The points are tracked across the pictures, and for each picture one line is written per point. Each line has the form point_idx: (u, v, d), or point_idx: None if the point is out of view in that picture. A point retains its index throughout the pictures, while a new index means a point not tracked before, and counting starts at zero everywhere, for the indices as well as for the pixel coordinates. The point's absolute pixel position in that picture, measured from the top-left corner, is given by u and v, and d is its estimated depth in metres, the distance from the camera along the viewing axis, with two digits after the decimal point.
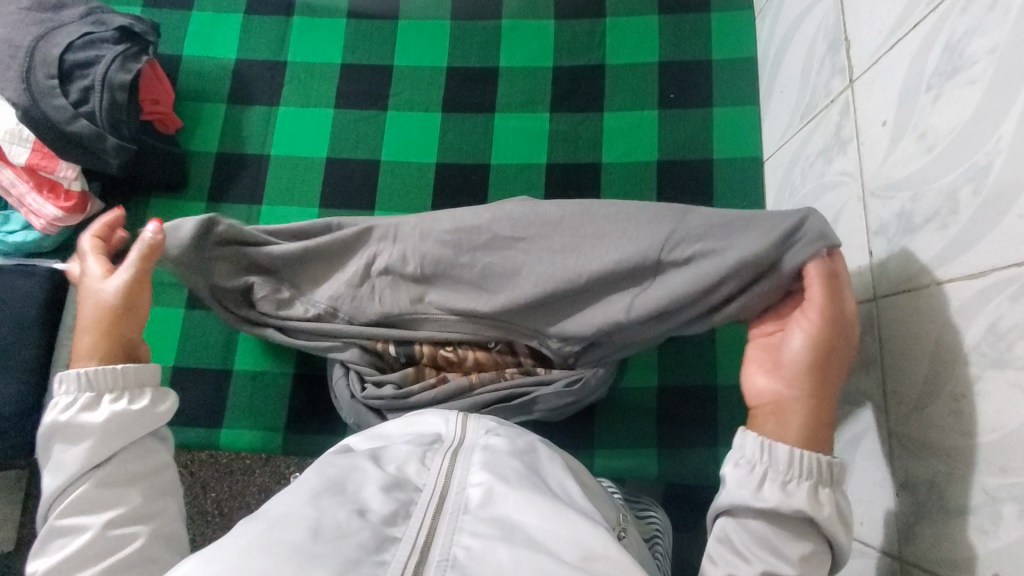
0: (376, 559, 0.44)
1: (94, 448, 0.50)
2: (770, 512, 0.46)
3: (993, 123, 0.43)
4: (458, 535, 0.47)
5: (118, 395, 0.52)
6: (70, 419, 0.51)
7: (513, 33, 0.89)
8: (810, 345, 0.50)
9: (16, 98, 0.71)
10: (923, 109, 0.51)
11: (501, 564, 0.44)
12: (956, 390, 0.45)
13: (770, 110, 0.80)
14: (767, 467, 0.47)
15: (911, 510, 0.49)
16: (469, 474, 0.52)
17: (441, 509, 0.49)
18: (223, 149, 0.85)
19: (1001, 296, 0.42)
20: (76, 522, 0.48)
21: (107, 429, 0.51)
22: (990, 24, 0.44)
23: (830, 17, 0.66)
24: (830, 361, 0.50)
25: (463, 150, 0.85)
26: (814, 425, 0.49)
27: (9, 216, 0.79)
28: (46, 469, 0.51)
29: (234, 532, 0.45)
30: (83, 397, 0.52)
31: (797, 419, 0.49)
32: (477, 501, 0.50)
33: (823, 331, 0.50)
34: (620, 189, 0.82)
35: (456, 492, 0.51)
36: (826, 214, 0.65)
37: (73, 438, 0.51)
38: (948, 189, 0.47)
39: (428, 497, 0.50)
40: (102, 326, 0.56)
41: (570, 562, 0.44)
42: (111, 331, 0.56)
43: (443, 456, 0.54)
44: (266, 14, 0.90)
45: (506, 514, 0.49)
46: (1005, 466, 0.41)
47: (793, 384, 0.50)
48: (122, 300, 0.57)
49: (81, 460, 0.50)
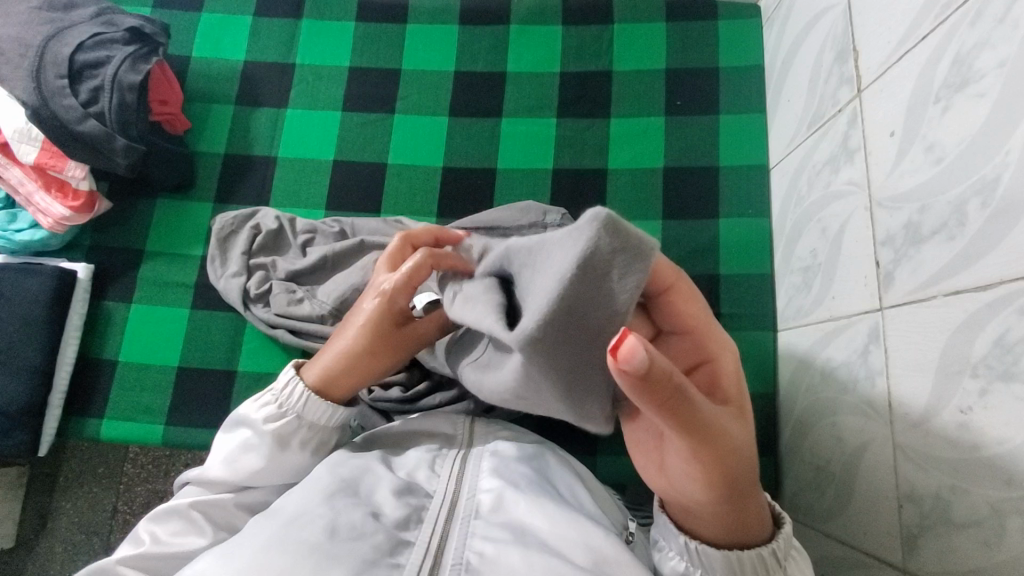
0: (391, 560, 0.45)
1: (257, 475, 0.56)
2: None
3: (1002, 137, 0.43)
4: (471, 539, 0.48)
5: (304, 434, 0.57)
6: (267, 431, 0.55)
7: (521, 39, 0.89)
8: (699, 474, 0.41)
9: (25, 98, 0.71)
10: (931, 120, 0.51)
11: (514, 568, 0.45)
12: (962, 403, 0.45)
13: (777, 118, 0.80)
14: (702, 570, 0.47)
15: (915, 523, 0.49)
16: (479, 479, 0.53)
17: (453, 514, 0.50)
18: (231, 150, 0.86)
19: (1007, 310, 0.42)
20: (199, 519, 0.54)
21: (274, 464, 0.56)
22: (1001, 37, 0.44)
23: (839, 26, 0.66)
24: (726, 466, 0.41)
25: (470, 155, 0.85)
26: (737, 521, 0.45)
27: (16, 215, 0.79)
28: (220, 456, 0.56)
29: (248, 534, 0.46)
30: (300, 426, 0.57)
31: (713, 525, 0.46)
32: (487, 506, 0.50)
33: (710, 445, 0.40)
34: (625, 194, 0.82)
35: (467, 498, 0.51)
36: (832, 223, 0.65)
37: (260, 453, 0.55)
38: (956, 201, 0.47)
39: (439, 502, 0.51)
40: (368, 355, 0.56)
41: (582, 565, 0.45)
42: (363, 372, 0.57)
43: (453, 461, 0.55)
44: (275, 16, 0.90)
45: (517, 518, 0.50)
46: (1010, 480, 0.41)
47: (694, 498, 0.44)
48: (386, 351, 0.57)
49: (238, 475, 0.55)
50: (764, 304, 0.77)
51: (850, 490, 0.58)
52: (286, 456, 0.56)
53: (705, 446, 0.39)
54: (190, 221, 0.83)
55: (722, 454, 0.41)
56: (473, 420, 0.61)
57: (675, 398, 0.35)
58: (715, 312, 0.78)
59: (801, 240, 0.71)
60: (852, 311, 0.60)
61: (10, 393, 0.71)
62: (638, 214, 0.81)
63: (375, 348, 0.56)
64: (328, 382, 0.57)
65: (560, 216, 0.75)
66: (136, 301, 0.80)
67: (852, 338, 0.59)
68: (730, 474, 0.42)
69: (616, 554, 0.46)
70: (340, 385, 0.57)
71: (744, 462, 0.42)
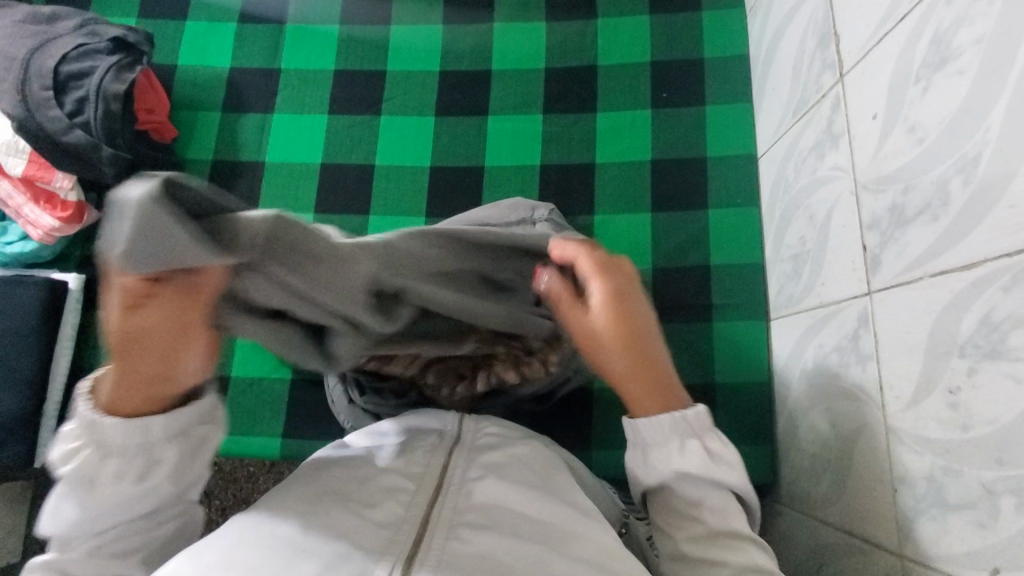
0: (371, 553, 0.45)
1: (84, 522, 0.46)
2: (690, 477, 0.50)
3: (982, 113, 0.43)
4: (454, 524, 0.47)
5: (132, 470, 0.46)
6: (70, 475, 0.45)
7: (505, 36, 0.89)
8: (608, 344, 0.52)
9: (10, 110, 0.72)
10: (912, 100, 0.50)
11: (495, 555, 0.45)
12: (952, 383, 0.45)
13: (763, 106, 0.80)
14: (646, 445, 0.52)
15: (909, 505, 0.49)
16: (468, 467, 0.52)
17: (438, 503, 0.48)
18: (219, 157, 0.86)
19: (992, 287, 0.42)
20: None
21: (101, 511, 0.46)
22: (977, 14, 0.44)
23: (820, 12, 0.66)
24: (641, 351, 0.53)
25: (457, 153, 0.85)
26: (659, 396, 0.52)
27: (7, 228, 0.79)
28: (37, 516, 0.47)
29: (228, 533, 0.46)
30: (107, 455, 0.45)
31: (644, 401, 0.53)
32: (477, 497, 0.49)
33: (611, 327, 0.52)
34: (614, 188, 0.82)
35: (456, 483, 0.50)
36: (821, 209, 0.64)
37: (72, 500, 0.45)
38: (939, 180, 0.47)
39: (424, 488, 0.50)
40: (137, 368, 0.40)
41: (567, 554, 0.46)
42: (154, 380, 0.41)
43: (442, 450, 0.55)
44: (259, 22, 0.91)
45: (503, 507, 0.49)
46: (1001, 459, 0.40)
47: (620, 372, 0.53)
48: (150, 356, 0.39)
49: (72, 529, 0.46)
50: (756, 292, 0.77)
51: (845, 473, 0.58)
52: (147, 489, 0.46)
53: (597, 325, 0.52)
54: None
55: (630, 342, 0.52)
56: (463, 416, 0.60)
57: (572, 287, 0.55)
58: (706, 303, 0.78)
59: (791, 227, 0.71)
60: (843, 296, 0.59)
61: (4, 405, 0.71)
62: (628, 208, 0.81)
63: (128, 351, 0.38)
64: (123, 398, 0.43)
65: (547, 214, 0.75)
66: None
67: (843, 322, 0.59)
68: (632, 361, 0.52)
69: (610, 549, 0.48)
70: (138, 395, 0.43)
71: (648, 349, 0.53)
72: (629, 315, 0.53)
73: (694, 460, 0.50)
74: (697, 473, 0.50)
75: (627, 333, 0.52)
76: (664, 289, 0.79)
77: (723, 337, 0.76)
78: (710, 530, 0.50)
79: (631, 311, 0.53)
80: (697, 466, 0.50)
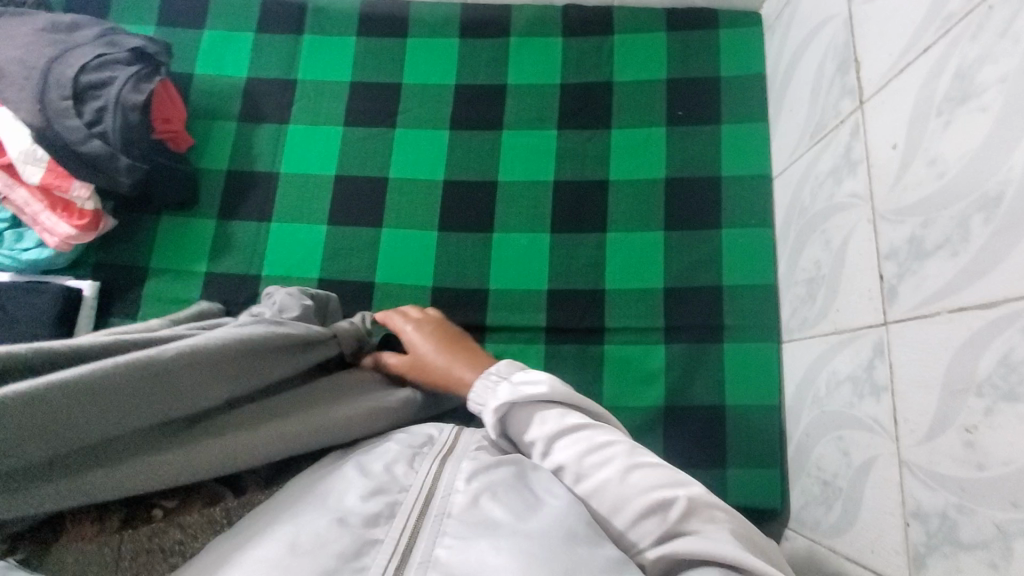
0: (356, 564, 0.42)
1: None
2: (523, 401, 0.55)
3: (1005, 152, 0.43)
4: (443, 537, 0.44)
5: None
6: None
7: (522, 51, 0.89)
8: (435, 349, 0.67)
9: (31, 120, 0.72)
10: (934, 133, 0.50)
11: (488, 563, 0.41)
12: (968, 421, 0.45)
13: (780, 128, 0.79)
14: (484, 406, 0.57)
15: (921, 541, 0.49)
16: (457, 480, 0.49)
17: (426, 510, 0.46)
18: (234, 167, 0.86)
19: (1013, 327, 0.41)
20: None
21: None
22: (1002, 52, 0.44)
23: (840, 37, 0.66)
24: (461, 350, 0.67)
25: (472, 167, 0.85)
26: (476, 364, 0.65)
27: (22, 234, 0.79)
28: None
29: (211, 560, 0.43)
30: None
31: (464, 367, 0.65)
32: (461, 504, 0.46)
33: (434, 340, 0.68)
34: (627, 206, 0.82)
35: (443, 497, 0.47)
36: (836, 235, 0.64)
37: None
38: (959, 215, 0.47)
39: (413, 498, 0.47)
40: None
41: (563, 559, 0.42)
42: None
43: (432, 460, 0.51)
44: (277, 32, 0.91)
45: (495, 518, 0.45)
46: (1016, 502, 0.40)
47: (450, 364, 0.65)
48: None
49: None
50: (767, 314, 0.77)
51: (856, 504, 0.58)
52: None
53: (425, 341, 0.68)
54: (194, 238, 0.83)
55: (449, 347, 0.67)
56: (461, 430, 0.57)
57: (404, 320, 0.71)
58: (717, 323, 0.77)
59: (805, 250, 0.71)
60: (858, 325, 0.59)
61: None
62: (640, 226, 0.81)
63: None
64: None
65: (328, 301, 0.73)
66: (140, 319, 0.80)
67: (857, 351, 0.59)
68: (471, 359, 0.66)
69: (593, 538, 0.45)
70: None
71: (467, 348, 0.68)
72: (434, 335, 0.69)
73: (501, 392, 0.56)
74: (511, 401, 0.55)
75: (449, 338, 0.69)
76: (675, 308, 0.78)
77: (734, 358, 0.76)
78: (550, 441, 0.53)
79: (451, 330, 0.71)
80: (503, 395, 0.55)
